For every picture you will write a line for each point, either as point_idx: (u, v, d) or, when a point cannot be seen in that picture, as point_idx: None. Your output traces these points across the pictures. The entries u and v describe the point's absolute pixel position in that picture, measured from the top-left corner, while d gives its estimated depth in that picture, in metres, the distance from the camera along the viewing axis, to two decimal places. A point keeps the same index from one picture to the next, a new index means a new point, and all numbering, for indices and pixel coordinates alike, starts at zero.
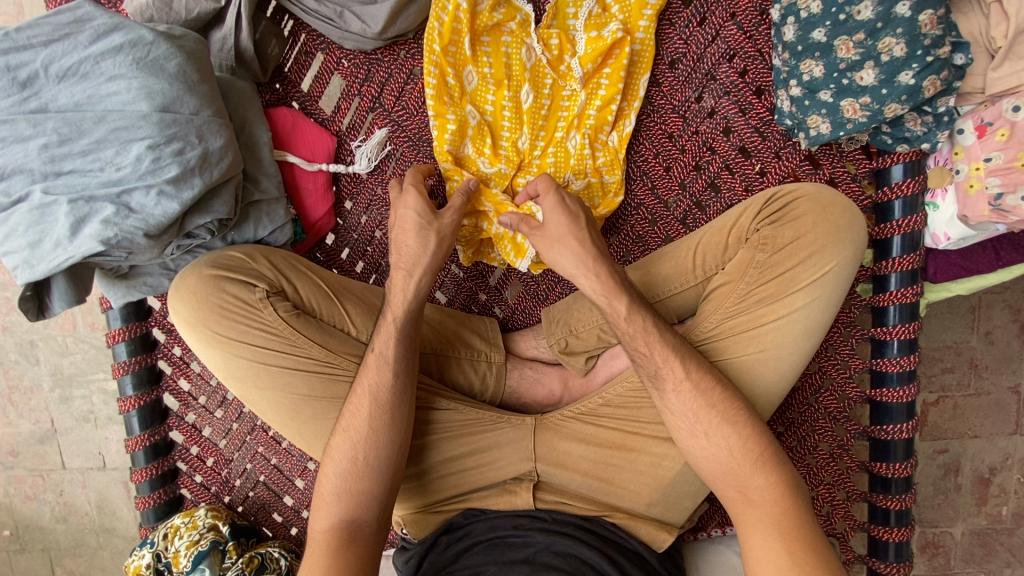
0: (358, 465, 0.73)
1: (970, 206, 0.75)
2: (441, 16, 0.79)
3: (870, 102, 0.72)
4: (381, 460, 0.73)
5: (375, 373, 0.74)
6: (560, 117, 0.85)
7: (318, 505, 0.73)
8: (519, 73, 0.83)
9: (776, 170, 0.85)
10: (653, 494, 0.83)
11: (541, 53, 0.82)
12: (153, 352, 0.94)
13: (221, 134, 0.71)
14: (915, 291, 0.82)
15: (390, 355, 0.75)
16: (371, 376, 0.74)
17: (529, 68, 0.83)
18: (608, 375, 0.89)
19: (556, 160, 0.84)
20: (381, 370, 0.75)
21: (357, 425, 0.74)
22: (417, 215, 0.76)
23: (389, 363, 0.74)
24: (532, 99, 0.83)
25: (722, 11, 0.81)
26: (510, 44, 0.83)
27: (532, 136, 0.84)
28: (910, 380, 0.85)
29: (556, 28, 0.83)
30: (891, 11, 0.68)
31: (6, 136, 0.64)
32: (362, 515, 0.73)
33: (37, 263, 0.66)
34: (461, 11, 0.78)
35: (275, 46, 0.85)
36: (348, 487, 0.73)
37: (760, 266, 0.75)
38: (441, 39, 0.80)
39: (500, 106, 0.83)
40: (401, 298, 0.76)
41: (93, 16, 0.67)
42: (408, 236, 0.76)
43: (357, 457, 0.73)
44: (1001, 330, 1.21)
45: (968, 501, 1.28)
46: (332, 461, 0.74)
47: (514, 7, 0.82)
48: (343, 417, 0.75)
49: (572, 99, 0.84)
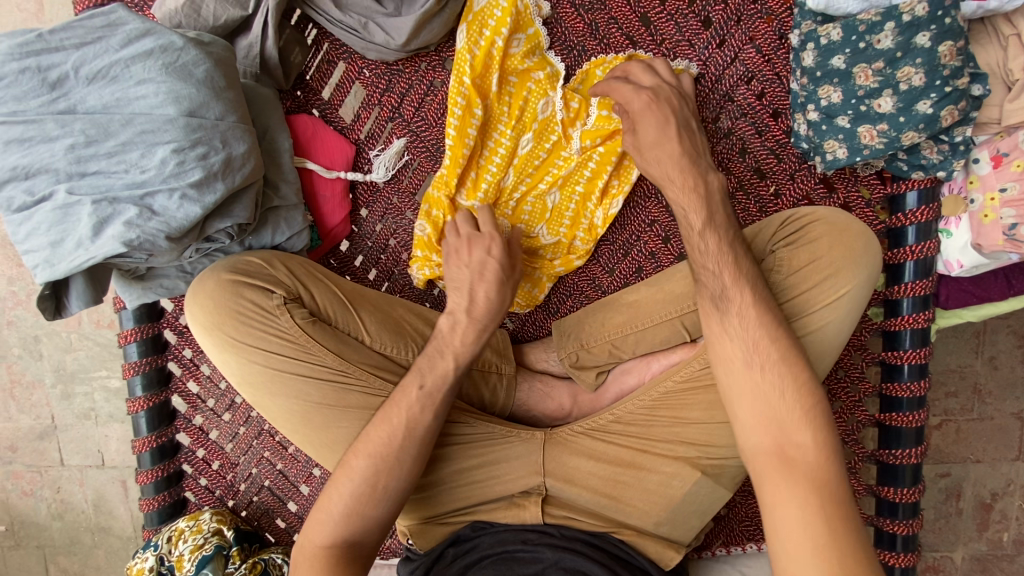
0: (375, 473, 0.73)
1: (984, 236, 0.76)
2: (473, 49, 0.81)
3: (887, 128, 0.73)
4: (395, 477, 0.73)
5: (408, 407, 0.74)
6: (548, 172, 0.88)
7: (317, 520, 0.73)
8: (528, 121, 0.85)
9: (791, 193, 0.86)
10: (661, 513, 0.83)
11: (553, 107, 0.85)
12: (163, 353, 0.94)
13: (245, 139, 0.72)
14: (926, 316, 0.83)
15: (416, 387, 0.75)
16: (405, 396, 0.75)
17: (541, 119, 0.85)
18: (618, 391, 0.90)
19: (532, 211, 0.89)
20: (425, 408, 0.75)
21: (372, 443, 0.74)
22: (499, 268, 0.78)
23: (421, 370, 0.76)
24: (530, 147, 0.86)
25: (741, 34, 0.82)
26: (529, 88, 0.84)
27: (517, 179, 0.88)
28: (920, 406, 0.85)
29: (580, 92, 0.86)
30: (912, 41, 0.68)
31: (33, 136, 0.64)
32: (372, 524, 0.73)
33: (58, 262, 0.66)
34: (495, 48, 0.81)
35: (298, 54, 0.86)
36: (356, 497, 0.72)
37: (776, 287, 0.75)
38: (457, 64, 0.82)
39: (497, 146, 0.86)
40: (464, 345, 0.77)
41: (125, 20, 0.68)
42: (484, 284, 0.77)
43: (371, 476, 0.72)
44: (1005, 355, 1.21)
45: (970, 525, 1.27)
46: (351, 470, 0.73)
47: (547, 60, 0.85)
48: (361, 436, 0.75)
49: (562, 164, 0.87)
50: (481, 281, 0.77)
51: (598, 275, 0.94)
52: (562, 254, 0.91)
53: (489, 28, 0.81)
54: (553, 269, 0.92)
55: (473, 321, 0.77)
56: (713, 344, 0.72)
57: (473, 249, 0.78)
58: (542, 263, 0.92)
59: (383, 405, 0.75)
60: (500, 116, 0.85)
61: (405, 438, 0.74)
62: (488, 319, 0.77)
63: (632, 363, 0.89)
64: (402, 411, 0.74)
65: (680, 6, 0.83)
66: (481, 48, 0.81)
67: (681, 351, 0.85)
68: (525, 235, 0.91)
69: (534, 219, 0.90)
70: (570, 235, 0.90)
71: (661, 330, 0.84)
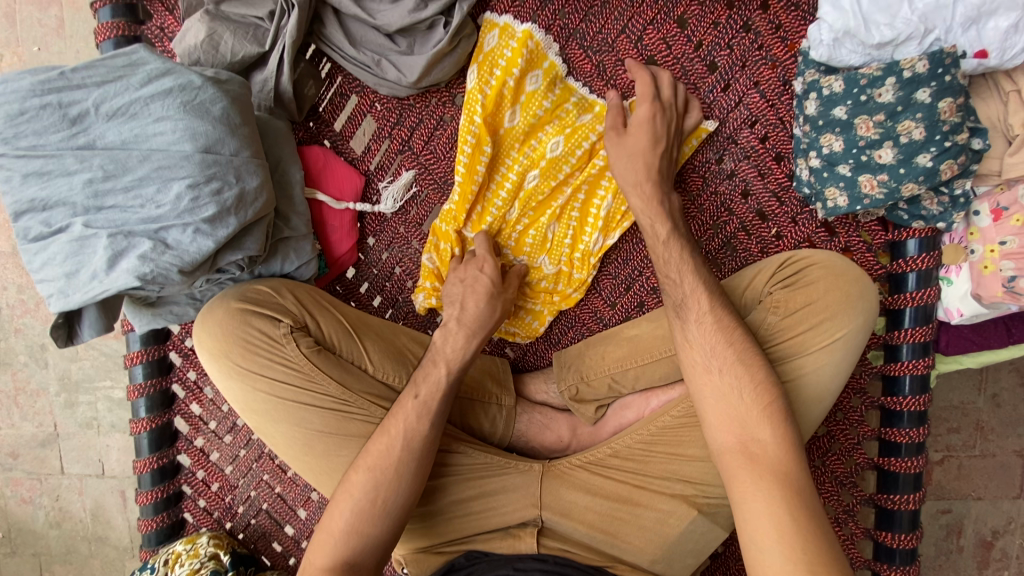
0: (375, 506, 0.72)
1: (984, 287, 0.77)
2: (484, 89, 0.83)
3: (887, 179, 0.74)
4: (397, 500, 0.73)
5: (411, 417, 0.76)
6: (550, 208, 0.89)
7: (320, 544, 0.72)
8: (536, 158, 0.86)
9: (792, 235, 0.87)
10: (657, 551, 0.83)
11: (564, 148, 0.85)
12: (168, 375, 0.95)
13: (258, 174, 0.73)
14: (926, 362, 0.83)
15: (417, 401, 0.76)
16: (408, 418, 0.75)
17: (549, 158, 0.85)
18: (617, 426, 0.91)
19: (533, 243, 0.90)
20: (420, 417, 0.76)
21: (377, 462, 0.74)
22: (489, 282, 0.83)
23: (429, 411, 0.76)
24: (536, 183, 0.87)
25: (746, 79, 0.84)
26: (538, 126, 0.86)
27: (521, 212, 0.89)
28: (918, 451, 0.85)
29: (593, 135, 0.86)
30: (912, 96, 0.70)
31: (52, 170, 0.66)
32: (365, 556, 0.72)
33: (72, 292, 0.68)
34: (506, 87, 0.83)
35: (312, 87, 0.88)
36: (356, 534, 0.72)
37: (772, 328, 0.76)
38: (468, 101, 0.84)
39: (503, 180, 0.88)
40: (454, 355, 0.80)
41: (146, 60, 0.70)
42: (474, 299, 0.82)
43: (375, 495, 0.72)
44: (1008, 393, 1.21)
45: (970, 563, 1.26)
46: (348, 500, 0.73)
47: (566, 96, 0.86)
48: (364, 452, 0.75)
49: (566, 202, 0.88)
50: (472, 294, 0.83)
51: (600, 308, 0.95)
52: (564, 287, 0.93)
53: (500, 67, 0.83)
54: (554, 301, 0.94)
55: (462, 327, 0.81)
56: (718, 382, 0.72)
57: (469, 268, 0.85)
58: (544, 296, 0.94)
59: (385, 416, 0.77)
60: (509, 152, 0.87)
61: (398, 462, 0.74)
62: (478, 330, 0.81)
63: (631, 398, 0.90)
64: (401, 443, 0.74)
65: (686, 50, 0.84)
66: (493, 86, 0.83)
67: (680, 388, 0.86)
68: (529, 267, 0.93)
69: (536, 251, 0.92)
70: (573, 271, 0.92)
71: (661, 367, 0.85)
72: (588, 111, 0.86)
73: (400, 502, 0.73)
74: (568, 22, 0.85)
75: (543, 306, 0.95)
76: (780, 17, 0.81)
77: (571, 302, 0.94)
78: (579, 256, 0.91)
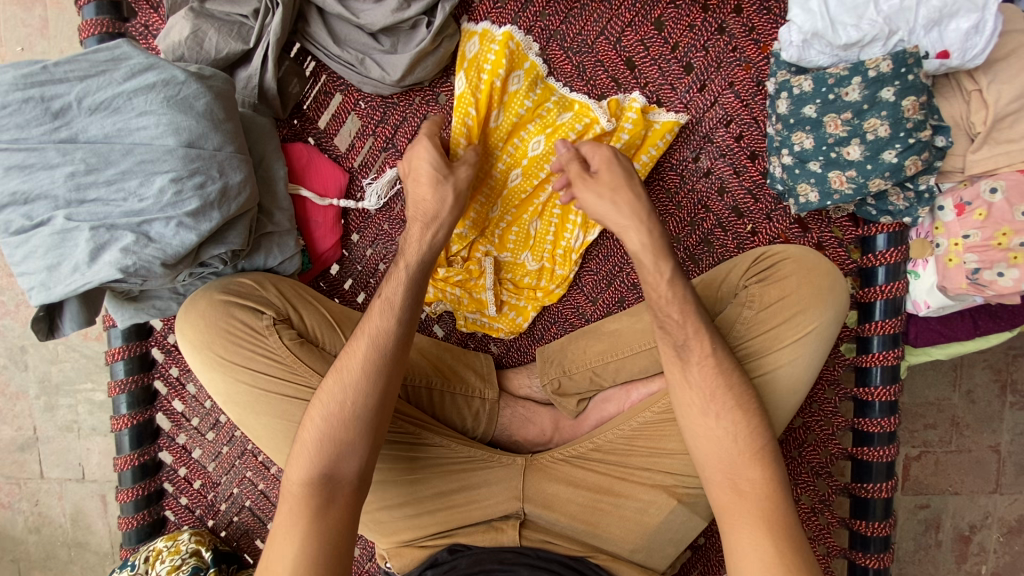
0: (345, 410, 0.70)
1: (949, 279, 0.79)
2: (474, 92, 0.83)
3: (856, 175, 0.76)
4: (367, 409, 0.70)
5: (378, 316, 0.73)
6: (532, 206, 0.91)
7: (296, 457, 0.70)
8: (519, 157, 0.89)
9: (767, 231, 0.89)
10: (637, 541, 0.85)
11: (544, 146, 0.87)
12: (150, 371, 0.95)
13: (241, 169, 0.74)
14: (896, 354, 0.85)
15: (395, 315, 0.73)
16: (382, 317, 0.73)
17: (532, 157, 0.88)
18: (599, 419, 0.92)
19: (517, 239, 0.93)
20: (384, 315, 0.73)
21: (351, 366, 0.72)
22: (431, 167, 0.76)
23: (393, 308, 0.74)
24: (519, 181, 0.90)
25: (721, 80, 0.86)
26: (520, 124, 0.87)
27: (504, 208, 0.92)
28: (890, 441, 0.88)
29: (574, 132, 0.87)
30: (877, 95, 0.73)
31: (34, 163, 0.66)
32: (346, 461, 0.69)
33: (54, 285, 0.68)
34: (495, 89, 0.83)
35: (296, 85, 0.89)
36: (343, 439, 0.69)
37: (748, 322, 0.78)
38: (459, 106, 0.84)
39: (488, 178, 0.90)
40: (416, 249, 0.76)
41: (129, 55, 0.70)
42: (422, 187, 0.77)
43: (345, 401, 0.70)
44: (982, 389, 1.24)
45: (948, 557, 1.29)
46: (321, 404, 0.71)
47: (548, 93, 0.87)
48: (338, 359, 0.73)
49: (548, 200, 0.91)
50: (418, 183, 0.77)
51: (582, 303, 0.96)
52: (547, 283, 0.95)
53: (486, 71, 0.83)
54: (538, 297, 0.95)
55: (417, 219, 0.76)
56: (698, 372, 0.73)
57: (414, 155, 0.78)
58: (527, 292, 0.96)
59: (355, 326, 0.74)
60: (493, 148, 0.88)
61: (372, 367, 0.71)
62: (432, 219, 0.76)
63: (612, 391, 0.91)
64: None
65: (663, 51, 0.87)
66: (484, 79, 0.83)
67: (659, 380, 0.88)
68: (512, 263, 0.95)
69: (518, 248, 0.94)
70: (556, 267, 0.94)
71: (641, 360, 0.86)
72: (569, 110, 0.88)
73: (370, 413, 0.71)
74: (549, 24, 0.88)
75: (526, 302, 0.96)
76: (752, 20, 0.84)
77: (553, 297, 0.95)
78: (562, 251, 0.93)
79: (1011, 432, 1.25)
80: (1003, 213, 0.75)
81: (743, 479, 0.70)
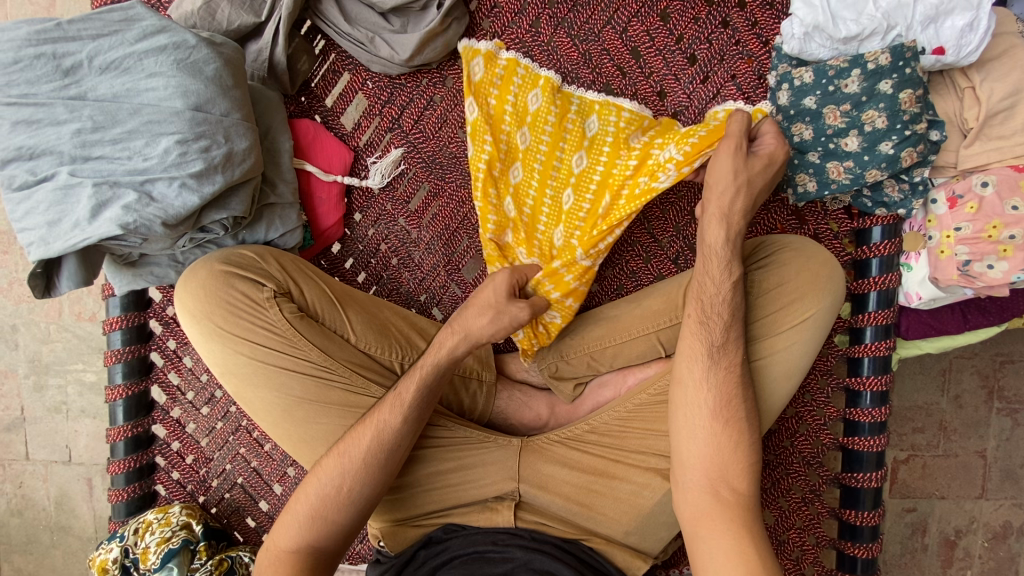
0: (341, 495, 0.75)
1: (941, 270, 0.80)
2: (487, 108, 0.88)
3: (853, 165, 0.78)
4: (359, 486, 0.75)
5: (388, 412, 0.76)
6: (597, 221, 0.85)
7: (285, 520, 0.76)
8: (566, 176, 0.87)
9: (765, 222, 0.91)
10: (631, 523, 0.85)
11: (533, 139, 0.88)
12: (147, 343, 0.95)
13: (247, 136, 0.74)
14: (887, 345, 0.87)
15: (407, 398, 0.77)
16: (392, 412, 0.76)
17: (577, 173, 0.87)
18: (595, 404, 0.92)
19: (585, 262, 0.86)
20: (394, 412, 0.77)
21: (353, 455, 0.75)
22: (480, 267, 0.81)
23: (405, 409, 0.76)
24: (572, 201, 0.87)
25: (723, 72, 0.88)
26: (552, 141, 0.87)
27: (567, 233, 0.88)
28: (881, 431, 0.89)
29: (614, 145, 0.85)
30: (875, 87, 0.75)
31: (42, 119, 0.67)
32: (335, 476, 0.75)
33: (53, 241, 0.68)
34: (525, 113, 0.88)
35: (306, 62, 0.90)
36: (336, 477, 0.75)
37: (747, 308, 0.80)
38: (526, 161, 0.89)
39: (540, 203, 0.89)
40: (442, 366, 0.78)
41: (142, 17, 0.71)
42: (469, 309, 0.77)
43: (341, 486, 0.75)
44: (969, 394, 1.26)
45: (934, 561, 1.30)
46: (318, 479, 0.76)
47: (569, 95, 0.89)
48: (343, 441, 0.77)
49: (609, 210, 0.84)
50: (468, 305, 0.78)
51: None
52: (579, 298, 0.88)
53: (550, 124, 0.87)
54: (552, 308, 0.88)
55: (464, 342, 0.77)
56: (697, 349, 0.75)
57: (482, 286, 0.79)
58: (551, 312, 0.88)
59: (368, 412, 0.78)
60: (528, 173, 0.89)
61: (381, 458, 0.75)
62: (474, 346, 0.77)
63: (609, 376, 0.91)
64: (380, 432, 0.76)
65: (668, 43, 0.89)
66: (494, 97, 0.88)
67: (656, 366, 0.88)
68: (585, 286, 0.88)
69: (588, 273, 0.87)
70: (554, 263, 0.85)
71: (638, 344, 0.87)
72: (591, 115, 0.88)
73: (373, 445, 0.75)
74: (557, 12, 0.89)
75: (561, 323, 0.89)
76: (756, 15, 0.86)
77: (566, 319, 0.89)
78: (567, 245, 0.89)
79: (997, 438, 1.27)
80: (994, 207, 0.76)
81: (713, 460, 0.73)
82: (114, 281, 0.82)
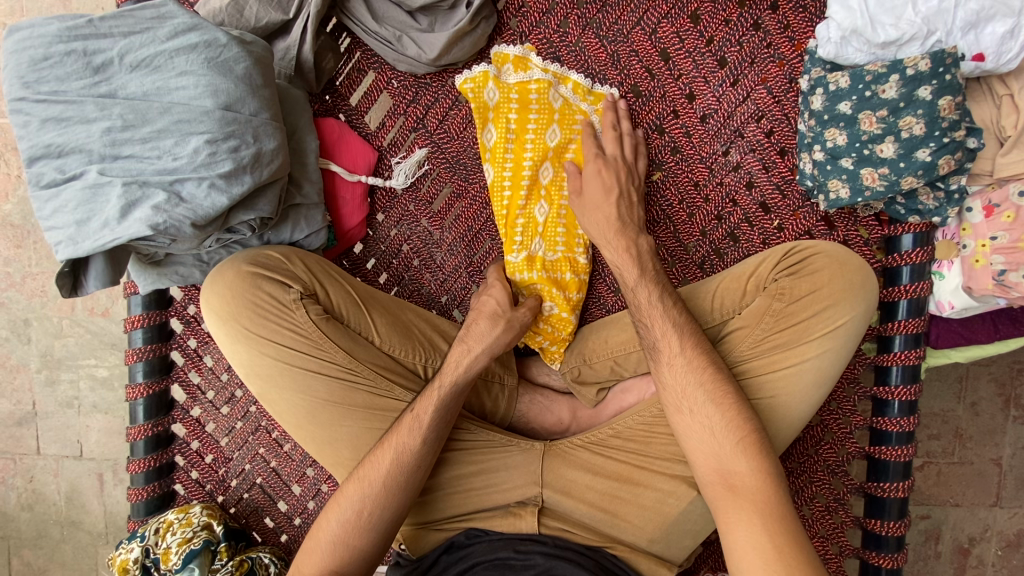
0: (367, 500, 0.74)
1: (975, 279, 0.80)
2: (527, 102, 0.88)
3: (887, 172, 0.77)
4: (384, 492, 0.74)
5: (406, 433, 0.76)
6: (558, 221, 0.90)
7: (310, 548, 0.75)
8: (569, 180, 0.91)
9: (794, 228, 0.90)
10: (656, 530, 0.84)
11: (562, 136, 0.89)
12: (168, 342, 0.94)
13: (275, 136, 0.74)
14: (917, 354, 0.86)
15: (425, 419, 0.76)
16: (410, 433, 0.76)
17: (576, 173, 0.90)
18: (618, 409, 0.91)
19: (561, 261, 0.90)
20: (412, 433, 0.76)
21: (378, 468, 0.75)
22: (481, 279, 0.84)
23: (423, 429, 0.76)
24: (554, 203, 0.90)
25: (754, 75, 0.87)
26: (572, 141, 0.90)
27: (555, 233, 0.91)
28: (908, 441, 0.88)
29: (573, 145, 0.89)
30: (914, 93, 0.73)
31: (72, 116, 0.66)
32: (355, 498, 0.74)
33: (82, 241, 0.67)
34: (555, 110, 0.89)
35: (330, 60, 0.90)
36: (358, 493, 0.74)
37: (776, 314, 0.78)
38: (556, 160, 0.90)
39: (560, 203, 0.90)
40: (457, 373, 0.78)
41: (173, 14, 0.70)
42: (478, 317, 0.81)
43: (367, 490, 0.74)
44: (986, 402, 1.25)
45: (947, 568, 1.29)
46: (337, 509, 0.75)
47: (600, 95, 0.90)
48: (362, 467, 0.76)
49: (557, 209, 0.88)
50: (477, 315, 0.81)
51: (604, 293, 0.95)
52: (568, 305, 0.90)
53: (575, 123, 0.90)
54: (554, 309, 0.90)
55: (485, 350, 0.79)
56: None
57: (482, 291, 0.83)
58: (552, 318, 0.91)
59: (387, 434, 0.77)
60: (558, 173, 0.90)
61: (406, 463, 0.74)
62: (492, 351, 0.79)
63: (633, 381, 0.91)
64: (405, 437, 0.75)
65: (698, 45, 0.87)
66: (537, 90, 0.88)
67: None
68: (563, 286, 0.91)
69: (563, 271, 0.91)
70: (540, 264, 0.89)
71: None
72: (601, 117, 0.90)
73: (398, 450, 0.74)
74: (585, 13, 0.88)
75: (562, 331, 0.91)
76: (788, 18, 0.85)
77: (563, 310, 0.90)
78: (564, 239, 0.90)
79: (1013, 446, 1.26)
80: None
81: (743, 469, 0.71)
82: (138, 281, 0.81)
